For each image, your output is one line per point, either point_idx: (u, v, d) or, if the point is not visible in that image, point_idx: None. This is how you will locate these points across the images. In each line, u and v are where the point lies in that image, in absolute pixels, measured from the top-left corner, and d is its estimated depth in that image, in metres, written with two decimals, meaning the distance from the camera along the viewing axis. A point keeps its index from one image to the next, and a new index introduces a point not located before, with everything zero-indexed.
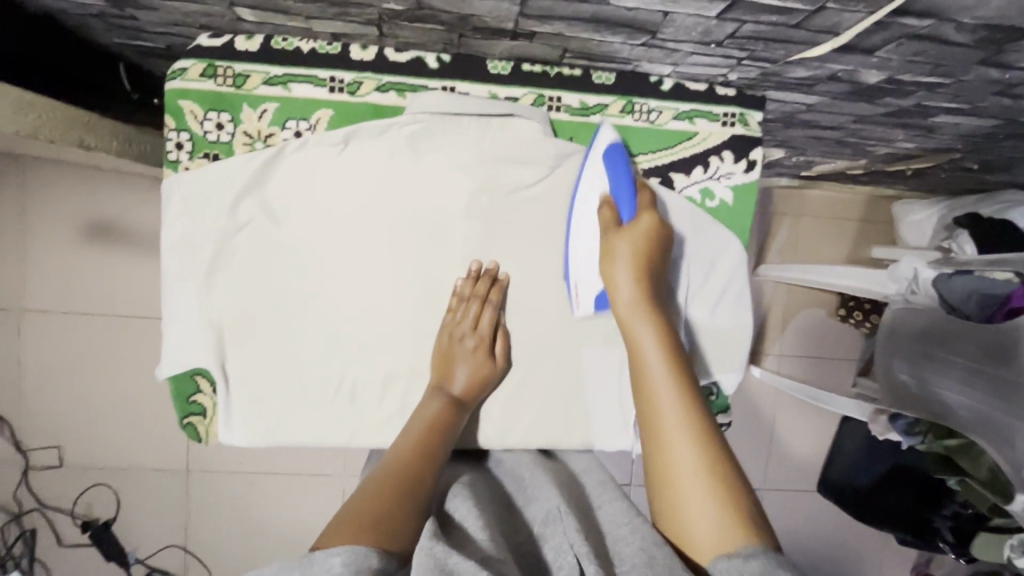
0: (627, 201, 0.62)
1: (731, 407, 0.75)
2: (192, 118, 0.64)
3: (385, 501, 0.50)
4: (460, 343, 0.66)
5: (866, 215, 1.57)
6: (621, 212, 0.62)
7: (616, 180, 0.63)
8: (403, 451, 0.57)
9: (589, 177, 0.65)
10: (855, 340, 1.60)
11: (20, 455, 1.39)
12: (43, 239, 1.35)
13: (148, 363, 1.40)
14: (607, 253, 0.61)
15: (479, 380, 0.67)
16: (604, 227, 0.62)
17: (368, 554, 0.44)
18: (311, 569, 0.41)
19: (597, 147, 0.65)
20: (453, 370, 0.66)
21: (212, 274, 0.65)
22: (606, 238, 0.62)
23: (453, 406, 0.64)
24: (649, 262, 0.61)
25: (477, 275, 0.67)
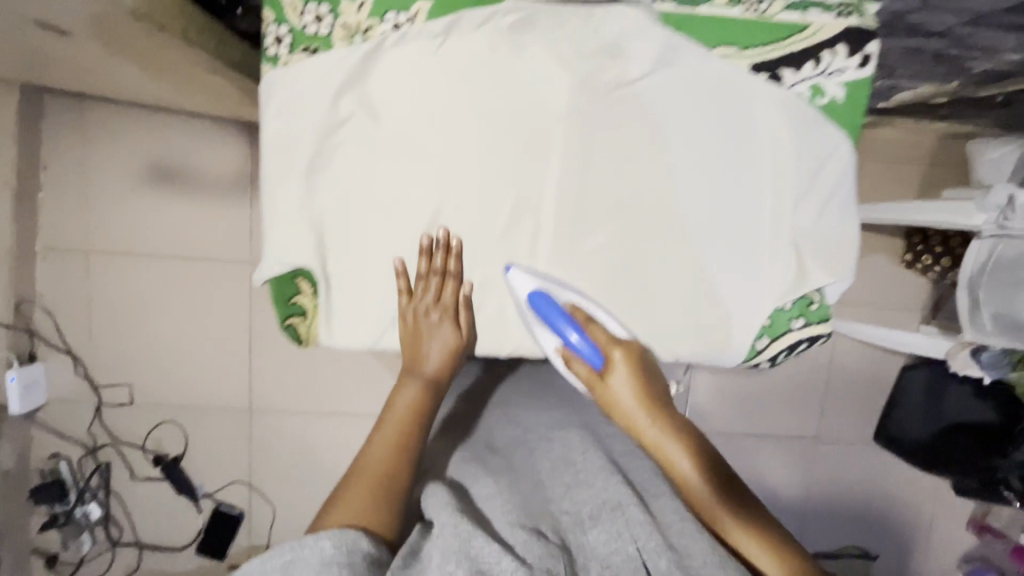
0: (585, 345, 0.65)
1: (830, 317, 0.72)
2: (291, 10, 0.62)
3: (374, 502, 0.59)
4: (426, 324, 0.70)
5: (936, 155, 1.50)
6: (589, 361, 0.65)
7: (558, 329, 0.65)
8: (384, 446, 0.65)
9: (541, 335, 0.67)
10: (920, 288, 1.54)
11: (93, 392, 1.44)
12: (106, 181, 1.38)
13: (210, 304, 1.43)
14: (600, 392, 0.66)
15: (452, 356, 0.73)
16: (589, 380, 0.66)
17: (357, 537, 0.54)
18: (304, 553, 0.51)
19: (519, 295, 0.67)
20: (424, 351, 0.72)
21: (313, 172, 0.65)
22: (598, 393, 0.66)
23: (427, 387, 0.72)
24: (645, 387, 0.65)
25: (430, 250, 0.66)
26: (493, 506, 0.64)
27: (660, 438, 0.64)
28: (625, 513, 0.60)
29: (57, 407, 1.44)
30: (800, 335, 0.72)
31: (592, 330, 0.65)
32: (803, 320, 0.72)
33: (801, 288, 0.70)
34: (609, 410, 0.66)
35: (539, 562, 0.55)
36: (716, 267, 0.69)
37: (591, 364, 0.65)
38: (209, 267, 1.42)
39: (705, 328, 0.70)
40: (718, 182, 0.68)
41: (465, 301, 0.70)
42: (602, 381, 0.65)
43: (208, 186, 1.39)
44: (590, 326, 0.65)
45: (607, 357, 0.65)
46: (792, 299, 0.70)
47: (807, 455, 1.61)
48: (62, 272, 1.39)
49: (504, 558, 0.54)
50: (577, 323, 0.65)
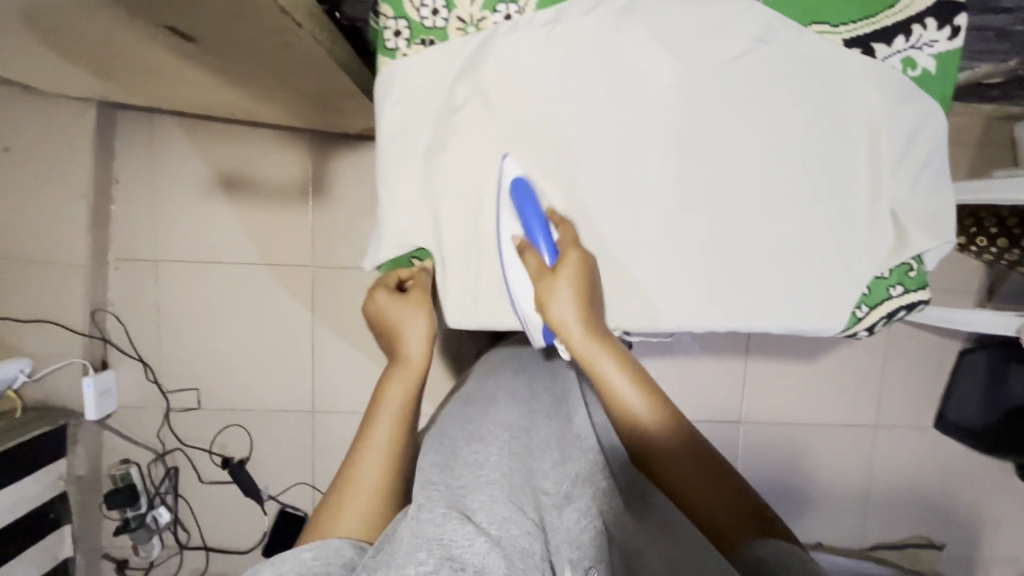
0: (546, 242, 0.66)
1: (929, 284, 0.74)
2: (409, 5, 0.66)
3: (374, 497, 0.63)
4: (400, 317, 0.74)
5: (984, 138, 1.50)
6: (545, 257, 0.66)
7: (528, 225, 0.66)
8: (378, 439, 0.67)
9: (504, 217, 0.68)
10: (974, 271, 1.54)
11: (162, 397, 1.48)
12: (174, 191, 1.43)
13: (273, 307, 1.46)
14: (546, 297, 0.65)
15: (431, 334, 0.75)
16: (537, 276, 0.65)
17: (339, 547, 0.55)
18: (284, 566, 0.50)
19: (504, 183, 0.68)
20: (403, 337, 0.74)
21: (430, 157, 0.69)
22: (547, 291, 0.65)
23: (412, 371, 0.73)
24: (589, 299, 0.66)
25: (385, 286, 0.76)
26: (477, 474, 0.60)
27: (590, 346, 0.66)
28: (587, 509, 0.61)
29: (127, 413, 1.48)
30: (899, 302, 0.74)
31: (556, 232, 0.67)
32: (902, 287, 0.73)
33: (900, 255, 0.72)
34: (551, 314, 0.66)
35: (515, 555, 0.52)
36: (815, 238, 0.71)
37: (544, 262, 0.66)
38: (273, 271, 1.46)
39: (806, 298, 0.72)
40: (813, 156, 0.70)
41: (425, 289, 0.75)
42: (556, 277, 0.65)
43: (272, 193, 1.44)
44: (555, 228, 0.68)
45: (561, 259, 0.65)
46: (891, 266, 0.72)
47: (868, 443, 1.59)
48: (133, 281, 1.44)
49: (476, 543, 0.50)
50: (545, 223, 0.66)
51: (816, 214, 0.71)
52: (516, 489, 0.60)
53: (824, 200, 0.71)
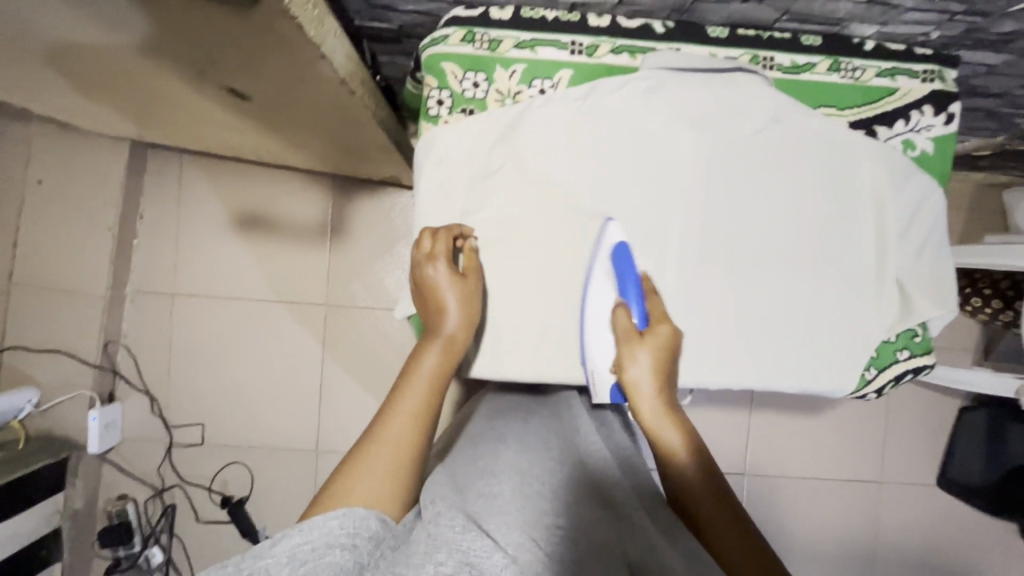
0: (639, 308, 0.67)
1: (933, 350, 0.77)
2: (452, 78, 0.73)
3: (391, 480, 0.54)
4: (433, 280, 0.66)
5: (976, 203, 1.57)
6: (634, 319, 0.66)
7: (625, 290, 0.68)
8: (404, 407, 0.59)
9: (597, 284, 0.70)
10: (971, 330, 1.57)
11: (166, 432, 1.47)
12: (197, 227, 1.47)
13: (284, 343, 1.48)
14: (623, 360, 0.65)
15: (468, 305, 0.67)
16: (621, 336, 0.66)
17: (365, 519, 0.50)
18: (312, 534, 0.46)
19: (606, 246, 0.71)
20: (442, 307, 0.66)
21: (465, 215, 0.73)
22: (623, 347, 0.65)
23: (449, 345, 0.65)
24: (663, 371, 0.65)
25: (433, 236, 0.69)
26: (488, 500, 0.57)
27: (658, 416, 0.63)
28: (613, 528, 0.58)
29: (130, 446, 1.47)
30: (905, 366, 0.77)
31: (649, 300, 0.69)
32: (908, 351, 0.77)
33: (905, 322, 0.75)
34: (619, 366, 0.65)
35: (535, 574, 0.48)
36: (826, 305, 0.75)
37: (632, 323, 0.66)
38: (288, 308, 1.48)
39: (818, 359, 0.75)
40: (823, 227, 0.75)
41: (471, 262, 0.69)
42: (639, 340, 0.65)
43: (292, 233, 1.48)
44: (649, 296, 0.69)
45: (652, 328, 0.66)
46: (898, 332, 0.76)
47: (872, 500, 1.59)
48: (148, 313, 1.46)
49: (496, 555, 0.47)
50: (642, 291, 0.69)
51: (826, 281, 0.75)
52: (535, 510, 0.56)
53: (834, 266, 0.75)
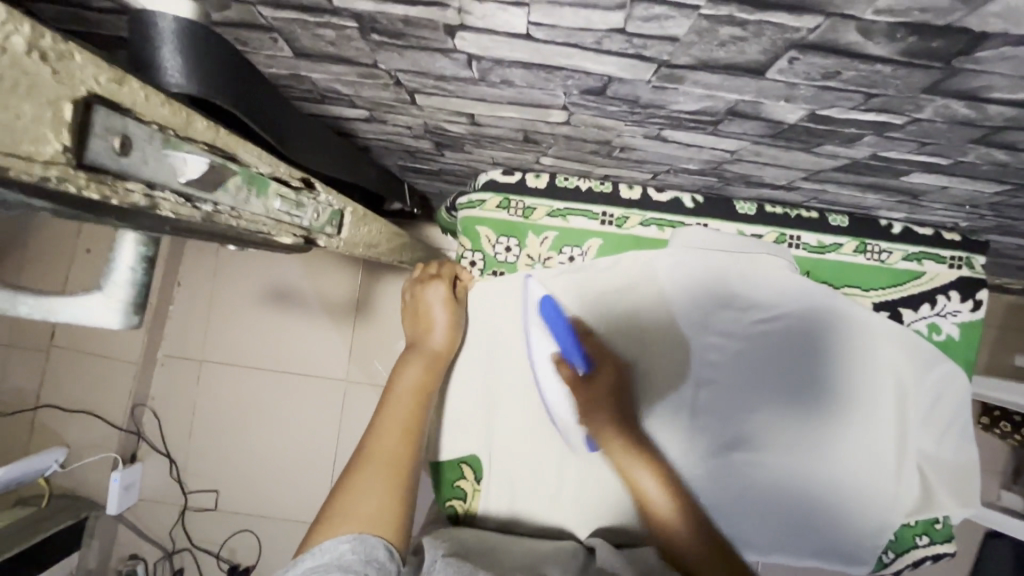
0: (582, 357, 0.70)
1: (954, 538, 0.76)
2: (486, 242, 0.77)
3: (388, 495, 0.58)
4: (427, 300, 0.73)
5: (1006, 321, 1.54)
6: (580, 370, 0.71)
7: (563, 345, 0.70)
8: (391, 423, 0.64)
9: (537, 340, 0.72)
10: (999, 452, 1.52)
11: (182, 496, 1.50)
12: (230, 297, 1.53)
13: (301, 415, 1.51)
14: (586, 403, 0.71)
15: (452, 313, 0.73)
16: (571, 387, 0.71)
17: (375, 545, 0.54)
18: (325, 556, 0.52)
19: (531, 302, 0.73)
20: (431, 325, 0.72)
21: (488, 371, 0.76)
22: (576, 396, 0.71)
23: (433, 359, 0.70)
24: (614, 395, 0.71)
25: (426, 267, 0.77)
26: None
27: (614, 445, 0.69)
28: None
29: (145, 506, 1.50)
30: (925, 551, 0.76)
31: (589, 341, 0.72)
32: (928, 538, 0.76)
33: (924, 511, 0.74)
34: (579, 410, 0.71)
35: None
36: (844, 488, 0.74)
37: (576, 371, 0.71)
38: (307, 381, 1.52)
39: (831, 540, 0.74)
40: (841, 405, 0.74)
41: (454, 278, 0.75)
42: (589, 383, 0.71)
43: (319, 308, 1.52)
44: (587, 336, 0.72)
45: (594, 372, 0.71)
46: (919, 519, 0.74)
47: None
48: (175, 379, 1.52)
49: None
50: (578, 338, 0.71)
51: (845, 463, 0.74)
52: None
53: (857, 449, 0.74)
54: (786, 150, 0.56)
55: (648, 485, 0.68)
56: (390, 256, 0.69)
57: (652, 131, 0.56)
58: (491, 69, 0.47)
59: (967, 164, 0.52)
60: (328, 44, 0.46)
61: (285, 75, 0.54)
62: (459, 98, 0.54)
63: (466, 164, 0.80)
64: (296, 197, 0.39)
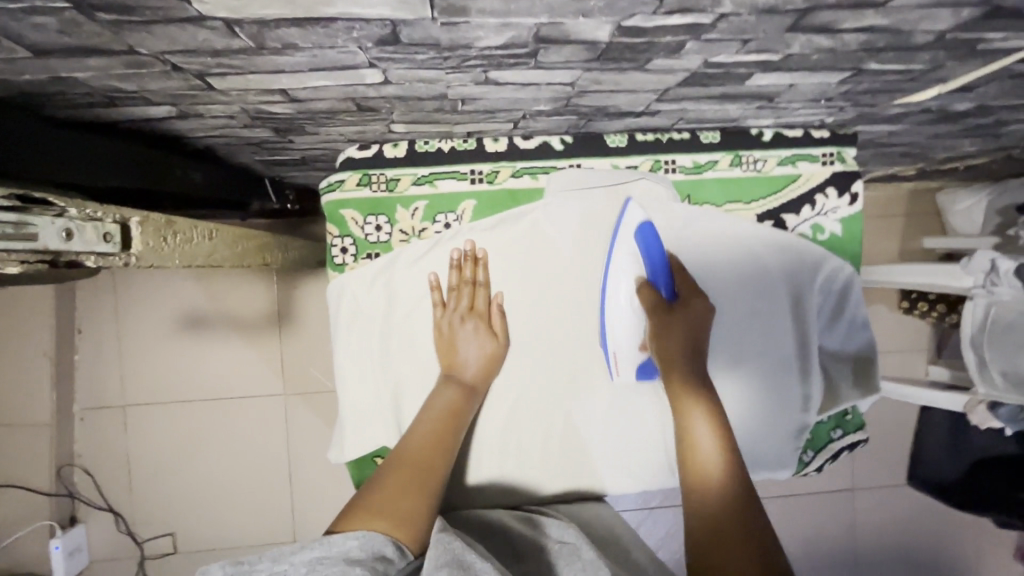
0: (668, 286, 0.70)
1: (865, 425, 0.79)
2: (353, 224, 0.71)
3: (405, 504, 0.56)
4: (460, 331, 0.69)
5: (911, 208, 1.60)
6: (664, 294, 0.70)
7: (653, 266, 0.69)
8: (422, 441, 0.63)
9: (622, 258, 0.70)
10: (922, 331, 1.60)
11: (135, 547, 1.43)
12: (139, 334, 1.42)
13: (243, 440, 1.45)
14: (657, 331, 0.69)
15: (488, 343, 0.70)
16: (650, 310, 0.69)
17: (384, 544, 0.50)
18: (333, 548, 0.48)
19: (627, 224, 0.70)
20: (462, 349, 0.69)
21: (384, 357, 0.71)
22: (653, 320, 0.69)
23: (465, 392, 0.68)
24: (693, 336, 0.69)
25: (458, 263, 0.70)
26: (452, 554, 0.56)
27: (682, 400, 0.66)
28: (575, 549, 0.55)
29: (99, 567, 1.43)
30: (839, 443, 0.79)
31: (678, 276, 0.71)
32: (841, 430, 0.79)
33: (834, 407, 0.77)
34: (652, 337, 0.69)
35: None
36: (755, 400, 0.75)
37: (660, 298, 0.69)
38: (242, 403, 1.45)
39: (754, 452, 0.76)
40: (746, 322, 0.75)
41: (481, 289, 0.70)
42: (670, 314, 0.69)
43: (237, 326, 1.44)
44: (678, 272, 0.72)
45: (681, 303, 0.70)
46: (829, 414, 0.77)
47: (851, 511, 1.58)
48: (99, 430, 1.42)
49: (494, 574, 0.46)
50: (670, 270, 0.70)
51: (753, 376, 0.75)
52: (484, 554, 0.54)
53: (767, 359, 0.75)
54: (619, 72, 0.53)
55: (701, 438, 0.63)
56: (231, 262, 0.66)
57: (478, 75, 0.52)
58: (263, 34, 0.41)
59: (797, 56, 0.51)
60: (61, 34, 0.39)
61: (45, 81, 0.47)
62: (256, 72, 0.48)
63: (320, 147, 0.74)
64: (101, 231, 0.45)
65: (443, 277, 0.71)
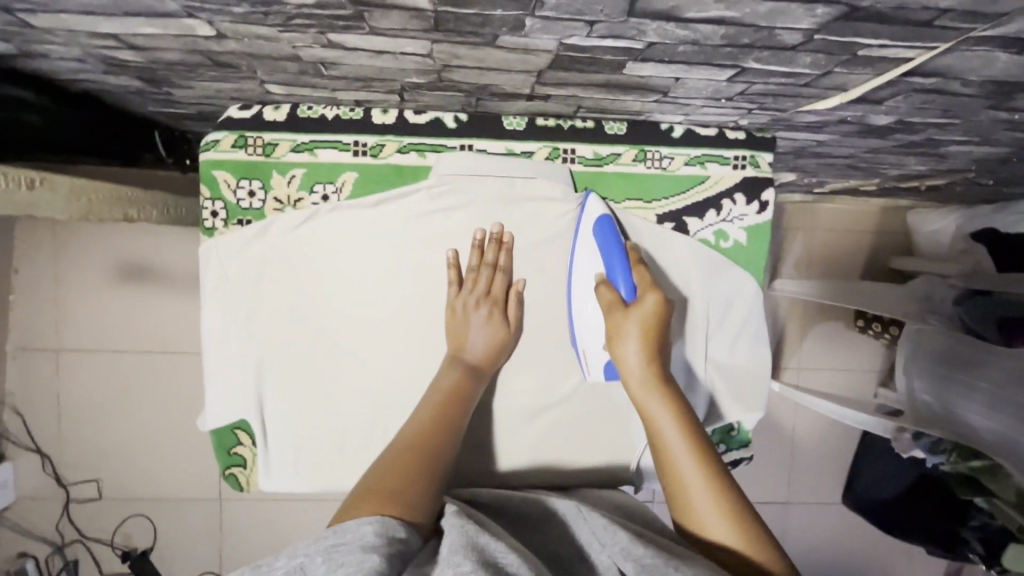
0: (626, 280, 0.66)
1: (750, 442, 0.77)
2: (225, 188, 0.68)
3: (407, 482, 0.53)
4: (474, 315, 0.69)
5: (881, 225, 1.55)
6: (620, 292, 0.66)
7: (609, 263, 0.67)
8: (421, 420, 0.61)
9: (582, 255, 0.69)
10: (876, 352, 1.56)
11: (61, 489, 1.45)
12: (76, 280, 1.41)
13: (175, 396, 1.44)
14: (616, 333, 0.64)
15: (501, 327, 0.70)
16: (608, 310, 0.65)
17: (396, 526, 0.47)
18: (346, 537, 0.45)
19: (586, 219, 0.70)
20: (472, 334, 0.68)
21: (250, 327, 0.69)
22: (611, 321, 0.65)
23: (471, 373, 0.67)
24: (653, 329, 0.63)
25: (481, 245, 0.70)
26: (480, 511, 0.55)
27: (646, 395, 0.60)
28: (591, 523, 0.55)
29: (24, 505, 1.44)
30: (721, 458, 0.77)
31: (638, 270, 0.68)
32: (725, 446, 0.76)
33: (717, 420, 0.74)
34: (613, 344, 0.64)
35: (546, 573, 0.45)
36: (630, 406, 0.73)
37: (620, 297, 0.66)
38: (176, 358, 1.44)
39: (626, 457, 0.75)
40: None
41: (505, 275, 0.70)
42: (624, 312, 0.64)
43: (176, 281, 1.42)
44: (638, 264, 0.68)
45: (638, 299, 0.64)
46: (712, 428, 0.75)
47: (781, 524, 1.57)
48: (31, 371, 1.42)
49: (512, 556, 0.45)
50: (628, 262, 0.67)
51: None
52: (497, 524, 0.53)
53: None
54: (474, 46, 0.49)
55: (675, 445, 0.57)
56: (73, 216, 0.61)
57: (316, 37, 0.48)
58: None
59: (659, 46, 0.47)
60: None
61: None
62: (64, 11, 0.45)
63: (205, 102, 0.71)
64: None
65: (462, 256, 0.71)
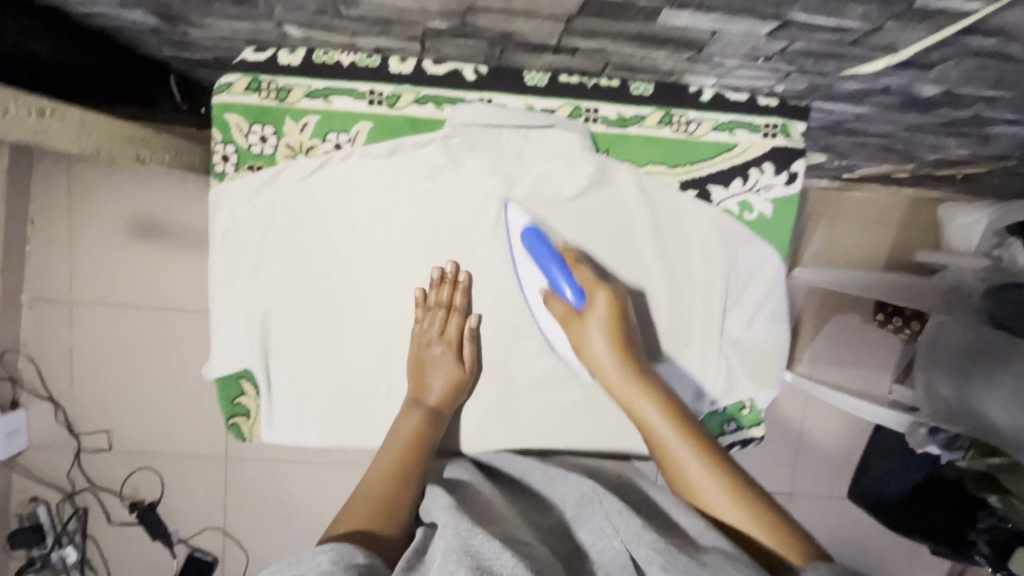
0: (571, 286, 0.65)
1: (761, 422, 0.75)
2: (237, 132, 0.67)
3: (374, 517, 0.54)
4: (431, 359, 0.68)
5: (908, 217, 1.49)
6: (569, 299, 0.65)
7: (544, 265, 0.65)
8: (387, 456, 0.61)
9: (524, 271, 0.67)
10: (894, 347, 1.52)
11: (73, 438, 1.47)
12: (91, 234, 1.41)
13: (185, 353, 1.45)
14: (580, 345, 0.65)
15: (458, 367, 0.68)
16: (567, 322, 0.66)
17: (353, 551, 0.47)
18: (301, 567, 0.45)
19: (513, 230, 0.67)
20: (428, 378, 0.67)
21: (257, 275, 0.68)
22: (573, 333, 0.66)
23: (430, 418, 0.66)
24: (615, 329, 0.64)
25: (439, 282, 0.68)
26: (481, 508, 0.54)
27: (629, 390, 0.62)
28: (603, 505, 0.53)
29: (37, 451, 1.47)
30: (731, 437, 0.75)
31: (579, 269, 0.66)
32: (735, 424, 0.74)
33: (729, 398, 0.72)
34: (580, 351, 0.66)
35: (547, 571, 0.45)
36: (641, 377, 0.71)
37: (570, 305, 0.65)
38: (187, 317, 1.44)
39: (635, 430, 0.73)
40: (644, 296, 0.70)
41: (461, 316, 0.69)
42: (580, 321, 0.65)
43: (189, 239, 1.42)
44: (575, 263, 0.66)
45: (590, 300, 0.65)
46: (724, 405, 0.73)
47: None
48: (46, 322, 1.44)
49: (506, 556, 0.45)
50: (566, 264, 0.65)
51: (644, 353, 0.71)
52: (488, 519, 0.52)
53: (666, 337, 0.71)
54: None
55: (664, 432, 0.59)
56: (87, 152, 0.60)
57: None
58: None
59: None
60: None
61: None
62: None
63: (220, 46, 0.69)
64: None
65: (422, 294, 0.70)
